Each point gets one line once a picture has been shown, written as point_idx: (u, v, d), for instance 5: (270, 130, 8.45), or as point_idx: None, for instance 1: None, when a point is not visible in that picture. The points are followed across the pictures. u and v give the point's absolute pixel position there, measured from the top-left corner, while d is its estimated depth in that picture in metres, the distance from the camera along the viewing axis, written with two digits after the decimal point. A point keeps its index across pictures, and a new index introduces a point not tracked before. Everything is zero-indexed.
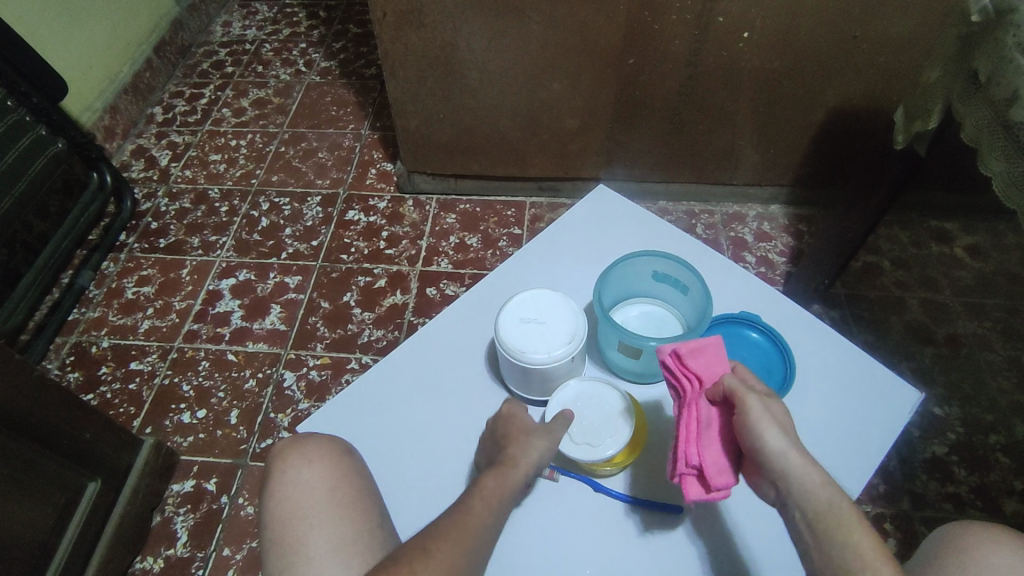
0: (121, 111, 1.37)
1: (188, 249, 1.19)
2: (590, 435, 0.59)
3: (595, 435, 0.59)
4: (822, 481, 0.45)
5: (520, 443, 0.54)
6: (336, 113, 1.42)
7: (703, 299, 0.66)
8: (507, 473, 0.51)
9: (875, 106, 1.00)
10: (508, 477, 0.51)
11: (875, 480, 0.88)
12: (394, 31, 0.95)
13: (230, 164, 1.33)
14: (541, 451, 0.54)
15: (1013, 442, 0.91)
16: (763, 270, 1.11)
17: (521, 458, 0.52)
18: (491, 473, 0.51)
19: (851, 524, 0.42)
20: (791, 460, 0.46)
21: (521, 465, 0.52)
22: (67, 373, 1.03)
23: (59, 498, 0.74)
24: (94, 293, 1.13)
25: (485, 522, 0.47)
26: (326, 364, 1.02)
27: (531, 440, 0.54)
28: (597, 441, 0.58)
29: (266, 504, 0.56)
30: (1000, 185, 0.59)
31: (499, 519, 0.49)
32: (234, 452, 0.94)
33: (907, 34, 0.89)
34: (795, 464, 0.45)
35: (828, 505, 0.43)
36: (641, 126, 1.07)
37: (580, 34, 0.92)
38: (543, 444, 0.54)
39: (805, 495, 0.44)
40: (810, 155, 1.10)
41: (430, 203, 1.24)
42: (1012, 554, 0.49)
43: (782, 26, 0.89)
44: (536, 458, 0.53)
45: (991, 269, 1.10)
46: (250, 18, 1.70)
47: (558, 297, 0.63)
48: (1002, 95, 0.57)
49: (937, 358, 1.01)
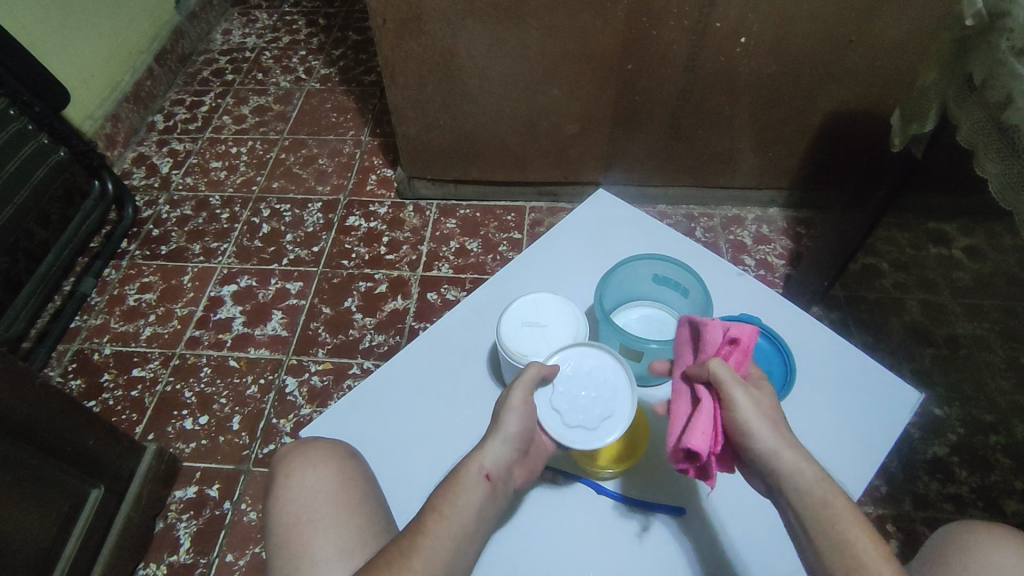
0: (122, 119, 1.37)
1: (189, 256, 1.20)
2: (584, 416, 0.55)
3: (576, 415, 0.55)
4: (817, 479, 0.44)
5: (473, 451, 0.53)
6: (336, 119, 1.43)
7: (704, 302, 0.66)
8: (460, 481, 0.51)
9: (872, 110, 1.01)
10: (461, 491, 0.50)
11: (877, 482, 0.88)
12: (394, 38, 0.96)
13: (231, 171, 1.34)
14: (501, 450, 0.52)
15: (1014, 442, 0.92)
16: (763, 273, 1.12)
17: (475, 459, 0.52)
18: (443, 490, 0.50)
19: (843, 518, 0.42)
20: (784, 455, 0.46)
21: (474, 473, 0.51)
22: (69, 381, 1.03)
23: (62, 505, 0.74)
24: (96, 300, 1.14)
25: (440, 531, 0.48)
26: (329, 369, 1.02)
27: (485, 444, 0.53)
28: (593, 424, 0.54)
29: (271, 510, 0.56)
30: (996, 187, 0.60)
31: (460, 524, 0.49)
32: (237, 458, 0.94)
33: (903, 38, 0.90)
34: (786, 461, 0.45)
35: (819, 502, 0.43)
36: (640, 130, 1.08)
37: (578, 39, 0.93)
38: (499, 444, 0.52)
39: (794, 491, 0.44)
40: (808, 158, 1.10)
41: (430, 208, 1.25)
42: (1014, 554, 0.49)
43: (778, 32, 0.90)
44: (495, 453, 0.52)
45: (989, 270, 1.11)
46: (250, 26, 1.71)
47: (557, 301, 0.64)
48: (996, 99, 0.58)
49: (937, 359, 1.01)
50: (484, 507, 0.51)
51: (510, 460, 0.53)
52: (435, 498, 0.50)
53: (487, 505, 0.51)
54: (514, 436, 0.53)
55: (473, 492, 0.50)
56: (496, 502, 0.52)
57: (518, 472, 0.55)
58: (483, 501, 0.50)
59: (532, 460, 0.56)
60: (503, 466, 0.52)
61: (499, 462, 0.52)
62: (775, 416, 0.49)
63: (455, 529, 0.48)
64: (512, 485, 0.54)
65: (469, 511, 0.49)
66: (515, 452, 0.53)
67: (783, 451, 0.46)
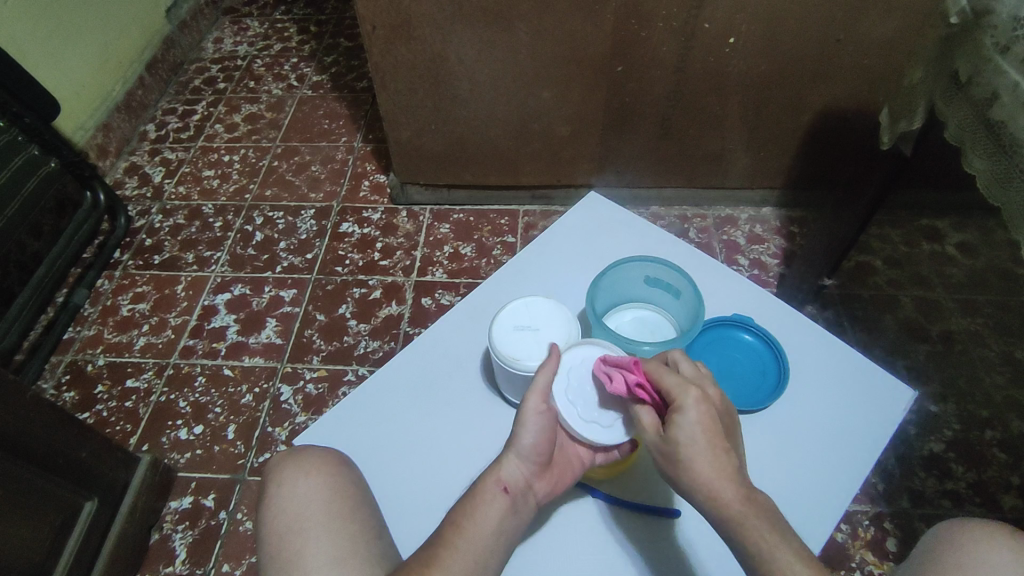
0: (113, 129, 1.37)
1: (182, 265, 1.19)
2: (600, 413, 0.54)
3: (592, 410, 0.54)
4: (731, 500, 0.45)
5: (490, 465, 0.54)
6: (328, 126, 1.43)
7: (696, 302, 0.67)
8: (479, 495, 0.52)
9: (862, 108, 1.01)
10: (479, 505, 0.51)
11: (874, 480, 0.88)
12: (384, 44, 0.96)
13: (224, 179, 1.34)
14: (518, 463, 0.53)
15: (1010, 437, 0.92)
16: (757, 272, 1.12)
17: (492, 474, 0.53)
18: (463, 504, 0.52)
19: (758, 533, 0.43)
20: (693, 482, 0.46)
21: (492, 486, 0.52)
22: (63, 393, 1.02)
23: (55, 518, 0.73)
24: (89, 311, 1.13)
25: (461, 543, 0.49)
26: (323, 377, 1.02)
27: (501, 458, 0.54)
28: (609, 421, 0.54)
29: (263, 520, 0.56)
30: (984, 184, 0.60)
31: (480, 536, 0.50)
32: (232, 467, 0.93)
33: (890, 37, 0.90)
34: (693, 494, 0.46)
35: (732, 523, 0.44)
36: (632, 132, 1.08)
37: (567, 42, 0.93)
38: (515, 457, 0.53)
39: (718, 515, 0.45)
40: (800, 157, 1.11)
41: (424, 214, 1.25)
42: (1010, 551, 0.49)
43: (767, 32, 0.91)
44: (513, 468, 0.53)
45: (982, 265, 1.11)
46: (241, 34, 1.71)
47: (549, 304, 0.64)
48: (982, 95, 0.58)
49: (932, 356, 1.01)
50: (506, 519, 0.51)
51: (529, 472, 0.53)
52: (455, 513, 0.51)
53: (510, 517, 0.51)
54: (531, 449, 0.53)
55: (492, 504, 0.51)
56: (519, 515, 0.52)
57: (541, 485, 0.54)
58: (504, 513, 0.51)
59: (559, 471, 0.55)
60: (522, 478, 0.53)
61: (517, 475, 0.53)
62: (690, 447, 0.47)
63: (475, 542, 0.49)
64: (535, 500, 0.54)
65: (489, 524, 0.50)
66: (536, 465, 0.53)
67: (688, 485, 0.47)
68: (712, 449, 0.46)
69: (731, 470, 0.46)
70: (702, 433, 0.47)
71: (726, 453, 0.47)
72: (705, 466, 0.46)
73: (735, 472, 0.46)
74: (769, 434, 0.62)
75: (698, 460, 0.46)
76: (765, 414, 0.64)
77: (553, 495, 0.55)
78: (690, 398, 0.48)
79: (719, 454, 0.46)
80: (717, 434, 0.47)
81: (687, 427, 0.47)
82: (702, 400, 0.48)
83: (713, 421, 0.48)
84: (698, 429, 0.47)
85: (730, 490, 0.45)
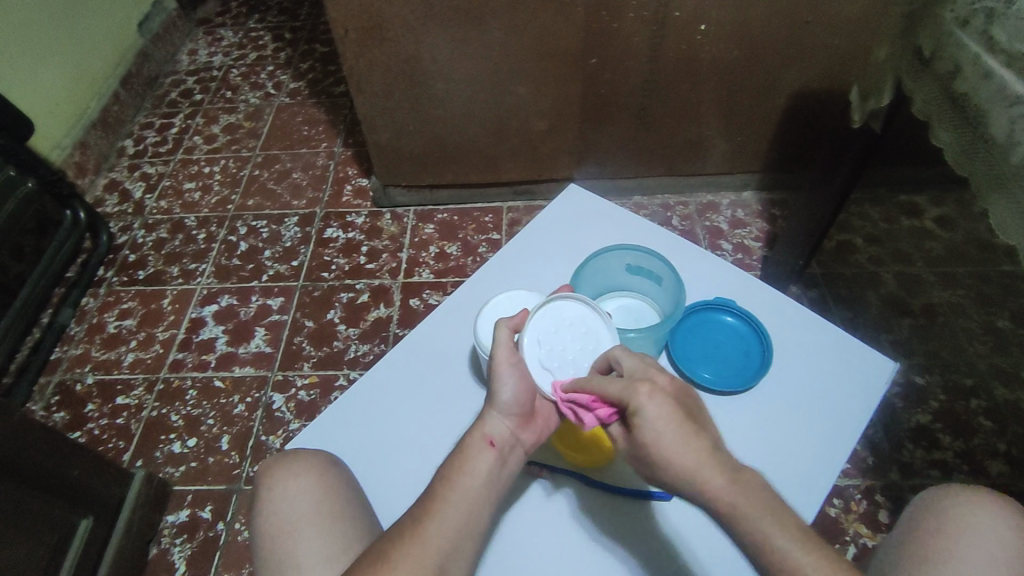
0: (91, 146, 1.36)
1: (168, 279, 1.19)
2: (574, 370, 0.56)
3: (564, 369, 0.56)
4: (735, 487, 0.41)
5: (473, 424, 0.53)
6: (307, 132, 1.43)
7: (677, 288, 0.69)
8: (467, 453, 0.51)
9: (835, 89, 1.02)
10: (467, 460, 0.50)
11: (863, 453, 0.90)
12: (357, 47, 0.96)
13: (206, 191, 1.33)
14: (501, 418, 0.53)
15: (994, 405, 0.93)
16: (740, 257, 1.13)
17: (477, 431, 0.52)
18: (450, 462, 0.51)
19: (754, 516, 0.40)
20: (692, 475, 0.41)
21: (478, 442, 0.51)
22: (53, 414, 1.02)
23: (51, 538, 0.73)
24: (75, 330, 1.13)
25: (452, 497, 0.49)
26: (315, 383, 1.02)
27: (484, 416, 0.53)
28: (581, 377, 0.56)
29: (255, 526, 0.56)
30: (952, 155, 0.61)
31: (473, 496, 0.49)
32: (227, 477, 0.93)
33: (858, 17, 0.91)
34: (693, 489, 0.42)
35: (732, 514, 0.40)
36: (611, 123, 1.09)
37: (541, 37, 0.94)
38: (499, 412, 0.53)
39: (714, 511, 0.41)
40: (777, 139, 1.12)
41: (407, 215, 1.25)
42: (988, 515, 0.50)
43: (738, 17, 0.91)
44: (496, 426, 0.52)
45: (961, 238, 1.13)
46: (215, 45, 1.70)
47: (530, 296, 0.65)
48: (945, 69, 0.59)
49: (915, 329, 1.03)
50: (495, 473, 0.51)
51: (513, 425, 0.53)
52: (444, 469, 0.51)
53: (498, 471, 0.51)
54: (511, 402, 0.53)
55: (480, 461, 0.50)
56: (507, 468, 0.52)
57: (527, 435, 0.54)
58: (493, 467, 0.50)
59: (541, 422, 0.56)
60: (508, 431, 0.53)
61: (502, 429, 0.52)
62: (660, 446, 0.43)
63: (467, 495, 0.49)
64: (523, 451, 0.54)
65: (478, 477, 0.50)
66: (515, 418, 0.53)
67: (689, 476, 0.41)
68: (686, 441, 0.42)
69: (710, 455, 0.42)
70: (680, 426, 0.43)
71: (698, 434, 0.43)
72: (693, 455, 0.42)
73: (713, 456, 0.42)
74: (749, 417, 0.63)
75: (672, 458, 0.42)
76: (748, 395, 0.65)
77: (538, 447, 0.55)
78: (643, 395, 0.44)
79: (696, 444, 0.42)
80: (685, 421, 0.43)
81: (650, 425, 0.43)
82: (655, 392, 0.44)
83: (675, 408, 0.43)
84: (665, 422, 0.43)
85: (714, 479, 0.41)
